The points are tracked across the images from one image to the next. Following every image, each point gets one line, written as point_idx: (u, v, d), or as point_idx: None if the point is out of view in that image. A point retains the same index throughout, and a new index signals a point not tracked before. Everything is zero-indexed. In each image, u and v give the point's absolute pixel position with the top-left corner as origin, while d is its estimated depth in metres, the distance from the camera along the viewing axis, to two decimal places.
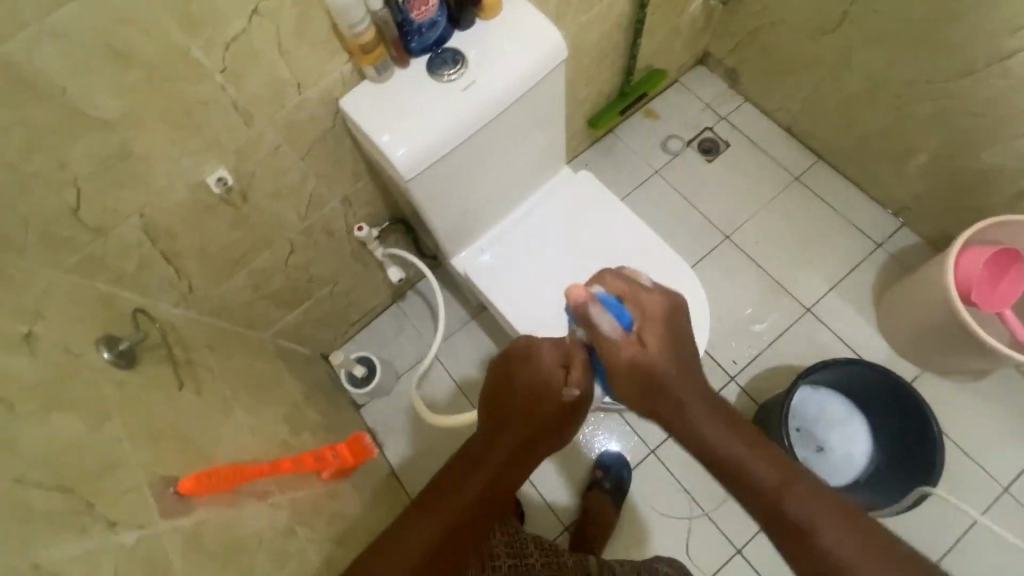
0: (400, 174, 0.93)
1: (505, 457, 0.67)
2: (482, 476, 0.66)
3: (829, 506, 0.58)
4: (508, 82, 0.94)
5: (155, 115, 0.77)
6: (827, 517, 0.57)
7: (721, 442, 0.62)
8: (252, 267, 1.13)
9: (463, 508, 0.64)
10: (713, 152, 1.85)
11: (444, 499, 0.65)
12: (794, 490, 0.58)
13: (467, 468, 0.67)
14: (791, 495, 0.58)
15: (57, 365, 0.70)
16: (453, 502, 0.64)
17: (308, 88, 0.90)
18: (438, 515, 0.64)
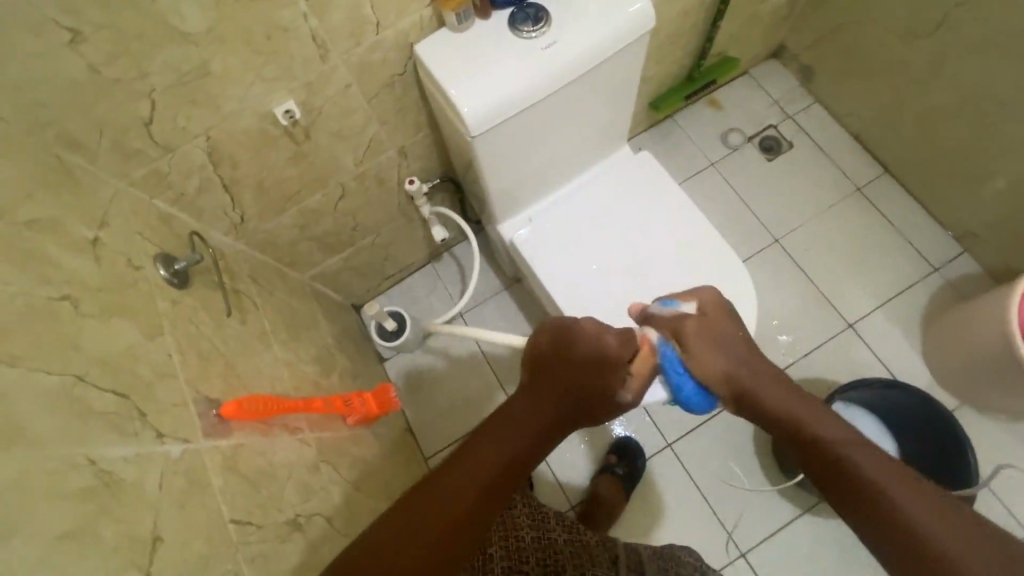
0: (466, 130, 0.91)
1: (527, 443, 0.67)
2: (502, 457, 0.65)
3: (897, 467, 0.61)
4: (589, 47, 0.91)
5: (236, 35, 0.76)
6: (896, 482, 0.60)
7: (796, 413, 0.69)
8: (303, 207, 1.13)
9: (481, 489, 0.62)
10: (774, 151, 1.78)
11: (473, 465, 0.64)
12: (858, 453, 0.63)
13: (485, 446, 0.65)
14: (857, 454, 0.63)
15: (118, 274, 0.71)
16: (473, 479, 0.62)
17: (386, 29, 0.88)
18: (454, 498, 0.61)
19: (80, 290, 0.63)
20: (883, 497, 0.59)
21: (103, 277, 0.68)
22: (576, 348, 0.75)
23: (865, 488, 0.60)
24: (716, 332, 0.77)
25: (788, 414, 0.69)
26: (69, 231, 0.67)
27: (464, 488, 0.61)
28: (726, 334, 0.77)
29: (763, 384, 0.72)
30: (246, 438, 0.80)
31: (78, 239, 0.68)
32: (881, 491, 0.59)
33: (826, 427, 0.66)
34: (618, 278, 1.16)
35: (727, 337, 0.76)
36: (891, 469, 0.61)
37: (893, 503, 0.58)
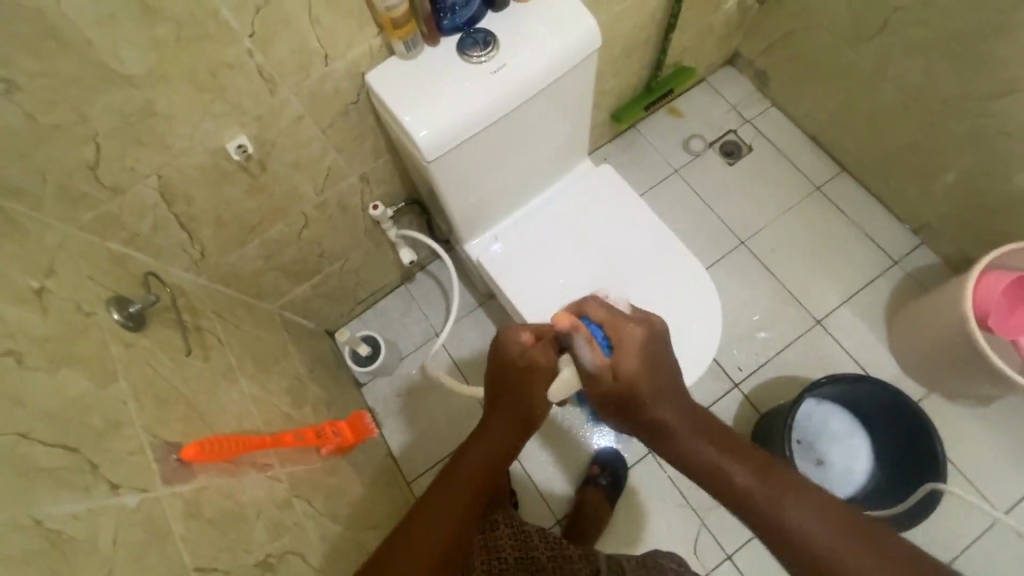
0: (421, 157, 0.92)
1: (483, 477, 0.74)
2: (466, 494, 0.72)
3: (813, 507, 0.64)
4: (540, 68, 0.92)
5: (180, 74, 0.74)
6: (809, 507, 0.64)
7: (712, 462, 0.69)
8: (265, 238, 1.12)
9: (446, 528, 0.69)
10: (736, 155, 1.82)
11: (439, 507, 0.71)
12: (781, 494, 0.65)
13: (444, 487, 0.73)
14: (773, 499, 0.65)
15: (67, 324, 0.70)
16: (438, 523, 0.69)
17: (335, 60, 0.88)
18: (425, 542, 0.68)
19: (25, 344, 0.62)
20: (794, 527, 0.63)
21: (47, 328, 0.66)
22: (501, 358, 0.77)
23: (778, 529, 0.64)
24: (654, 350, 0.73)
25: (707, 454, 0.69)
26: (12, 281, 0.66)
27: (432, 532, 0.68)
28: (662, 349, 0.74)
29: (679, 418, 0.70)
30: (210, 480, 0.78)
31: (22, 290, 0.66)
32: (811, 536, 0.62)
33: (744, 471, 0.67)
34: (584, 288, 1.18)
35: (661, 357, 0.73)
36: (809, 508, 0.64)
37: (805, 532, 0.63)
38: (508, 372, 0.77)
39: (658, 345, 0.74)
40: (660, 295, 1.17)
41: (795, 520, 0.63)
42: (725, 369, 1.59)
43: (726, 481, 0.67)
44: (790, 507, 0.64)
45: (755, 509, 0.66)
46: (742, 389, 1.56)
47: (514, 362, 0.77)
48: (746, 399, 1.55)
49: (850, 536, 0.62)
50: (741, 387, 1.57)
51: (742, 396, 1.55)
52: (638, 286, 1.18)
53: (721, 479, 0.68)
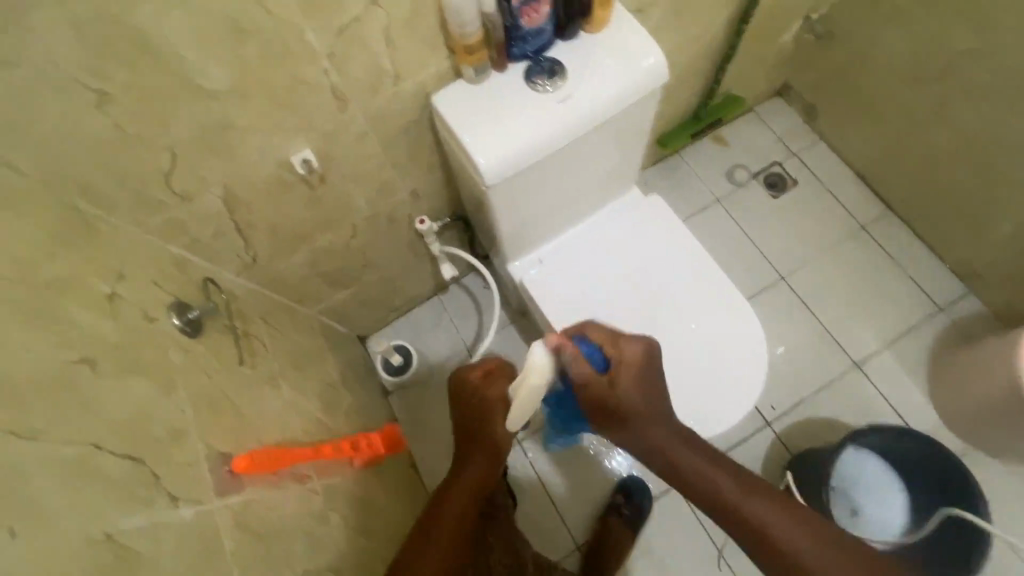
0: (480, 181, 0.92)
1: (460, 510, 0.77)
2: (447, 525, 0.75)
3: (780, 507, 0.75)
4: (607, 100, 0.91)
5: (258, 90, 0.74)
6: (776, 509, 0.74)
7: (696, 472, 0.75)
8: (314, 246, 1.13)
9: (434, 554, 0.72)
10: (779, 188, 1.80)
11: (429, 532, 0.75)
12: (763, 500, 0.74)
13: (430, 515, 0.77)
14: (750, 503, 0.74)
15: (134, 331, 0.71)
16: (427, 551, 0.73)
17: (404, 80, 0.88)
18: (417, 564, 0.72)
19: (98, 351, 0.63)
20: (766, 526, 0.73)
21: (116, 333, 0.67)
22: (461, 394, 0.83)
23: (752, 528, 0.73)
24: (649, 376, 0.78)
25: (700, 460, 0.76)
26: (91, 286, 0.67)
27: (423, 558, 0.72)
28: (656, 369, 0.79)
29: (659, 426, 0.77)
30: (256, 493, 0.78)
31: (96, 295, 0.67)
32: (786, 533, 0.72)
33: (725, 484, 0.75)
34: (626, 321, 1.17)
35: (654, 379, 0.78)
36: (778, 507, 0.75)
37: (774, 531, 0.73)
38: (465, 411, 0.82)
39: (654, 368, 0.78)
40: (704, 336, 1.15)
41: (768, 520, 0.73)
42: (757, 406, 1.56)
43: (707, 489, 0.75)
44: (762, 511, 0.74)
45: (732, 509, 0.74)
46: (774, 429, 1.53)
47: (468, 401, 0.82)
48: (777, 439, 1.52)
49: (807, 531, 0.73)
50: (772, 426, 1.54)
51: (773, 435, 1.53)
52: (681, 324, 1.16)
53: (702, 486, 0.75)
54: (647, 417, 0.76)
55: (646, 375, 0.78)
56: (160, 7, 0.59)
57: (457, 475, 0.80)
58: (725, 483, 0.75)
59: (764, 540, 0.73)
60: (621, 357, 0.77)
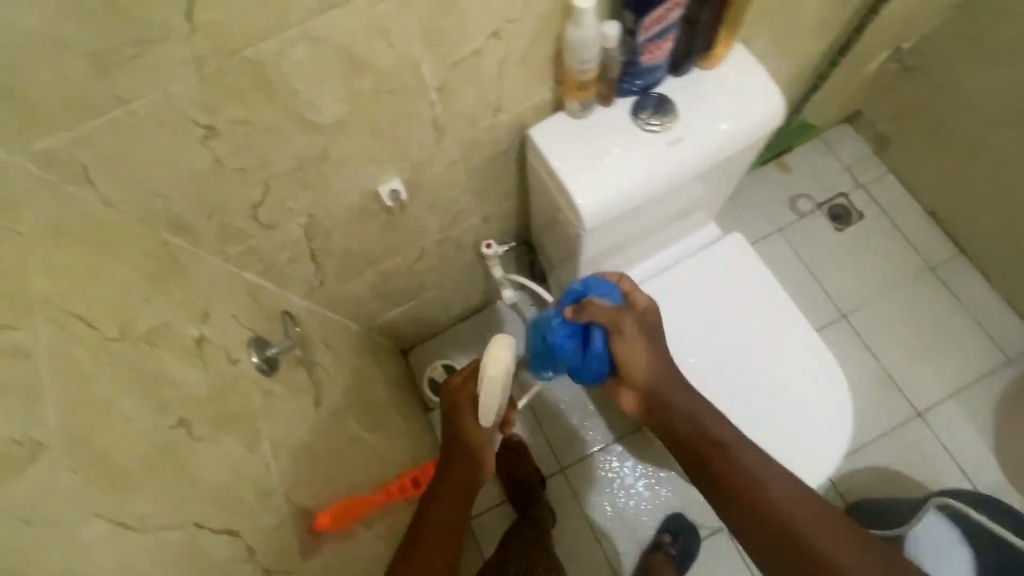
0: (577, 225, 0.85)
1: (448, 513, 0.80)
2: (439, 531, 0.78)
3: (777, 475, 0.75)
4: (720, 146, 0.84)
5: (362, 123, 0.69)
6: (774, 475, 0.75)
7: (696, 420, 0.79)
8: (381, 269, 1.08)
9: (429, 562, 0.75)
10: (844, 221, 1.72)
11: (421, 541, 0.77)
12: (755, 455, 0.76)
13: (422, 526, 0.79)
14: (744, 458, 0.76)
15: (220, 378, 0.66)
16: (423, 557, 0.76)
17: (504, 112, 0.82)
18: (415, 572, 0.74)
19: (191, 410, 0.58)
20: (761, 484, 0.74)
21: (205, 386, 0.63)
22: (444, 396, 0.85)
23: (745, 488, 0.74)
24: (649, 323, 0.80)
25: (700, 406, 0.79)
26: (180, 333, 0.62)
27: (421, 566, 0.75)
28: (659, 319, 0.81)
29: (667, 378, 0.80)
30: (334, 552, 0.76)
31: (185, 342, 0.63)
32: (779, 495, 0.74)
33: (722, 434, 0.78)
34: (709, 374, 1.10)
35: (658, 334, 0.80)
36: (772, 472, 0.75)
37: (770, 493, 0.73)
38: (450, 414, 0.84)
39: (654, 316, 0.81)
40: (789, 392, 1.10)
41: (761, 477, 0.75)
42: None
43: (705, 441, 0.78)
44: (755, 466, 0.76)
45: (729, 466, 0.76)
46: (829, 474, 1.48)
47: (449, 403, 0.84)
48: (831, 485, 1.47)
49: (802, 499, 0.73)
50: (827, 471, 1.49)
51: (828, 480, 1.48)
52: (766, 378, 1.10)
53: (701, 438, 0.78)
54: (657, 367, 0.79)
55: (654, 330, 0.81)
56: (283, 43, 0.53)
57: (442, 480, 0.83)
58: (722, 433, 0.79)
59: (755, 503, 0.74)
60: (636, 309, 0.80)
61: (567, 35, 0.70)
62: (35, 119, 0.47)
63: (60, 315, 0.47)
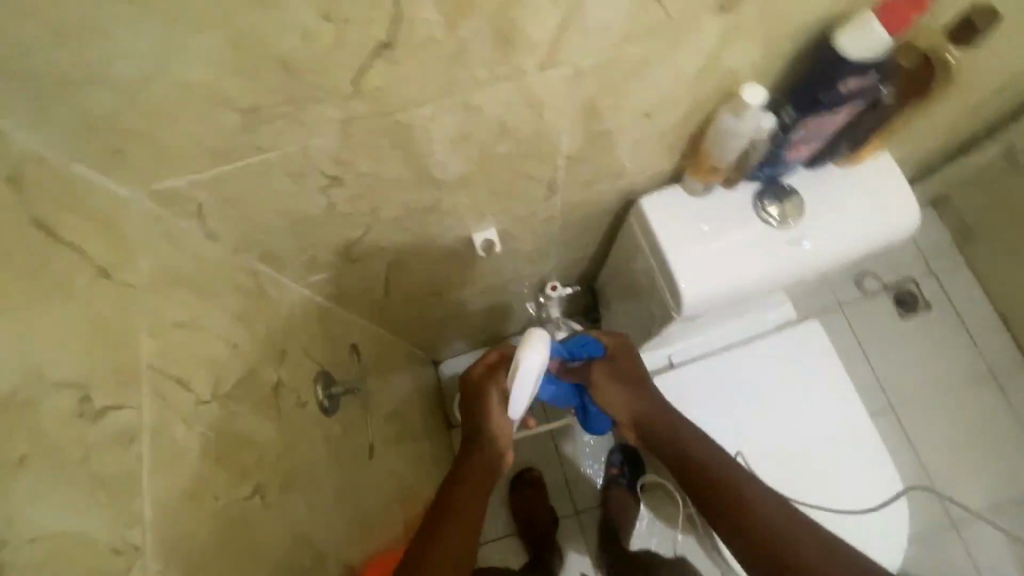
0: (673, 307, 0.80)
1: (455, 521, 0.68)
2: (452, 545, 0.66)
3: (801, 526, 0.62)
4: (842, 251, 0.78)
5: (482, 180, 0.63)
6: (799, 527, 0.62)
7: (704, 453, 0.70)
8: (444, 298, 1.02)
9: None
10: (909, 309, 1.50)
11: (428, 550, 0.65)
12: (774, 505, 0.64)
13: (425, 537, 0.66)
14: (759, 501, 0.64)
15: (290, 426, 0.63)
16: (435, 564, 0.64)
17: (621, 177, 0.76)
18: None
19: (265, 473, 0.54)
20: (784, 537, 0.61)
21: (278, 440, 0.59)
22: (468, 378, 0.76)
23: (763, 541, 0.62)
24: (630, 365, 0.75)
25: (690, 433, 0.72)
26: (260, 381, 0.58)
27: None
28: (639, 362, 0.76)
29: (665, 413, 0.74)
30: None
31: (265, 391, 0.59)
32: (756, 492, 0.65)
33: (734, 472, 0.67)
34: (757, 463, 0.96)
35: (640, 374, 0.76)
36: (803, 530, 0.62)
37: (795, 544, 0.61)
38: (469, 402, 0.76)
39: (635, 358, 0.75)
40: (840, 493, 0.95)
41: (785, 529, 0.62)
42: None
43: (714, 476, 0.68)
44: (775, 517, 0.63)
45: (748, 513, 0.64)
46: None
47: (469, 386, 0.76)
48: None
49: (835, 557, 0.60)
50: None
51: None
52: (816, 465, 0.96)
53: (707, 472, 0.68)
54: (649, 400, 0.74)
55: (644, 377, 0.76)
56: (436, 110, 0.48)
57: (454, 481, 0.72)
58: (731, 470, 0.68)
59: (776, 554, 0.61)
60: (615, 354, 0.75)
61: (717, 122, 0.64)
62: (167, 162, 0.43)
63: (164, 383, 0.43)
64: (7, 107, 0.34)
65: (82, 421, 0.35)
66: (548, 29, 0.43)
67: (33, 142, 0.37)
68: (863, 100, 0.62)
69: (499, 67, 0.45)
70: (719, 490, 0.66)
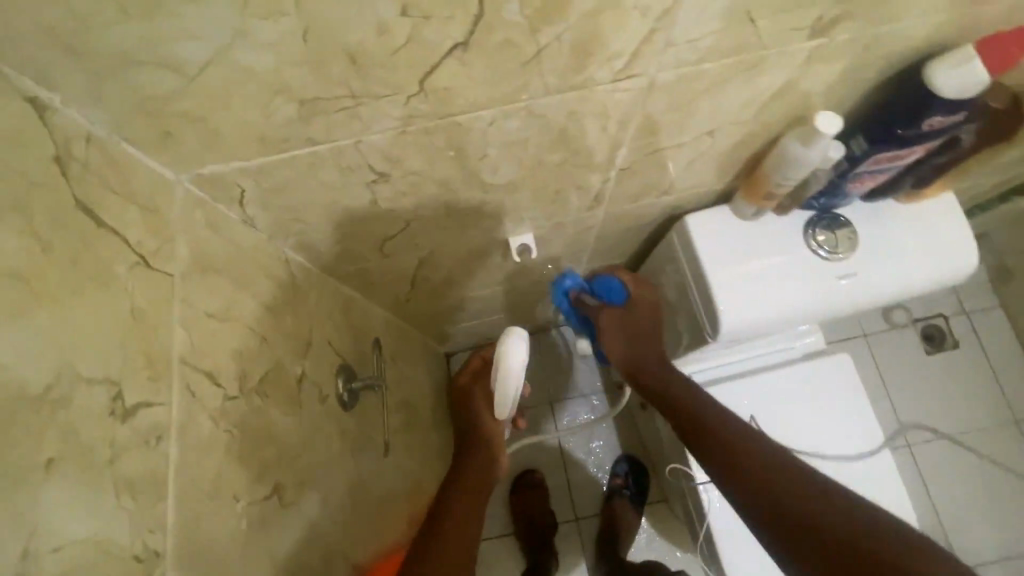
0: (709, 332, 0.77)
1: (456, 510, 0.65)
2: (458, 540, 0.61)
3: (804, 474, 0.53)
4: (892, 290, 0.75)
5: (531, 186, 0.60)
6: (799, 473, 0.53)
7: (700, 407, 0.65)
8: (469, 296, 1.00)
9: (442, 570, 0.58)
10: (936, 345, 1.45)
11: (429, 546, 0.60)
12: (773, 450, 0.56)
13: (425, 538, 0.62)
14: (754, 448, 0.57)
15: (312, 421, 0.61)
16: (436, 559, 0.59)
17: (670, 193, 0.73)
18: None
19: (284, 471, 0.53)
20: (779, 480, 0.52)
21: (299, 436, 0.57)
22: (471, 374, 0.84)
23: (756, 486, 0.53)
24: (649, 316, 0.74)
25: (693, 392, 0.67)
26: (286, 374, 0.57)
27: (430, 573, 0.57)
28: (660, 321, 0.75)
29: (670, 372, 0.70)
30: None
31: (289, 385, 0.57)
32: (750, 441, 0.58)
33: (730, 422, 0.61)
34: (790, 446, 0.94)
35: (655, 331, 0.74)
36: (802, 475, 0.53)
37: (790, 489, 0.51)
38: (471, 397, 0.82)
39: (658, 310, 0.74)
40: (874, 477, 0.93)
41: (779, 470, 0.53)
42: None
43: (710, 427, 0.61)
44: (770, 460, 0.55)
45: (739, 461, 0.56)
46: None
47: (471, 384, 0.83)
48: None
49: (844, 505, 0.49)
50: None
51: None
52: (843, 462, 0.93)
53: (702, 424, 0.62)
54: (654, 355, 0.72)
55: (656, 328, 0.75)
56: (499, 115, 0.45)
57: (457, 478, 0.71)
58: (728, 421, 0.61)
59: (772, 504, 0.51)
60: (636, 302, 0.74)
61: (782, 147, 0.60)
62: (215, 147, 0.41)
63: (195, 378, 0.41)
64: (59, 81, 0.32)
65: (112, 419, 0.33)
66: (632, 40, 0.40)
67: (81, 118, 0.35)
68: (940, 139, 0.58)
69: (573, 76, 0.42)
70: (711, 441, 0.60)
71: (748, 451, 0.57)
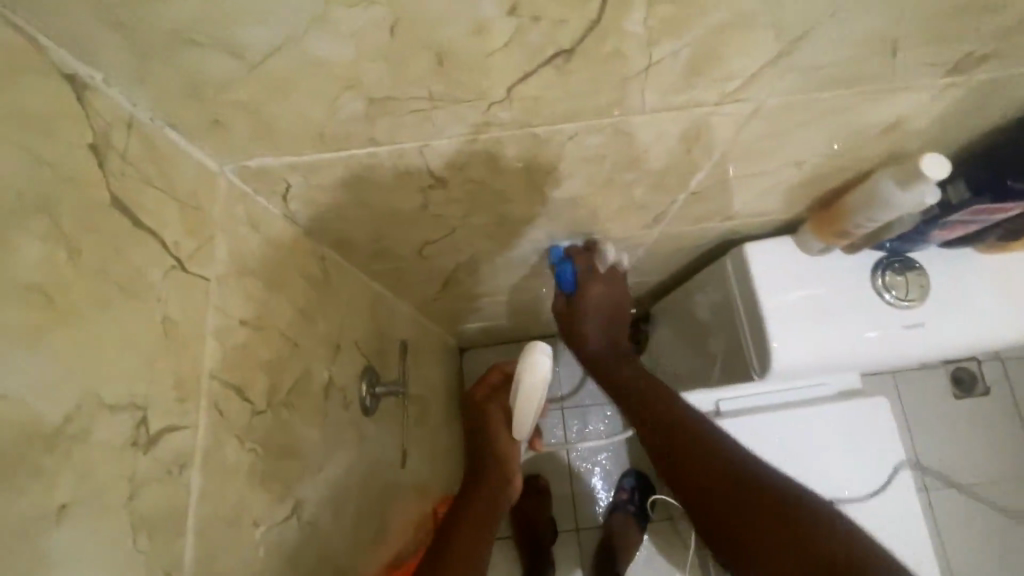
0: (756, 369, 0.72)
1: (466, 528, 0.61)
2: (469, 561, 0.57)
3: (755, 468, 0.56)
4: (958, 345, 0.69)
5: (592, 202, 0.55)
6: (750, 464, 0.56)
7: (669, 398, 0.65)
8: (496, 300, 0.95)
9: None
10: (965, 390, 1.28)
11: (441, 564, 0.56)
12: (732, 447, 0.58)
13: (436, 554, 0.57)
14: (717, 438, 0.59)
15: (335, 431, 0.57)
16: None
17: (732, 218, 0.68)
18: None
19: (304, 488, 0.49)
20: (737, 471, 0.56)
21: (321, 449, 0.53)
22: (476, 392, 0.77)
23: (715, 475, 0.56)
24: (604, 308, 0.69)
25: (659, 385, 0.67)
26: (313, 382, 0.52)
27: None
28: (622, 308, 0.70)
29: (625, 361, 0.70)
30: None
31: (316, 394, 0.53)
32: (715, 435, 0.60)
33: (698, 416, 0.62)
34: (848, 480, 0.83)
35: (614, 321, 0.70)
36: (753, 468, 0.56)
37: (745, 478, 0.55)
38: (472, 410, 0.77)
39: (616, 299, 0.69)
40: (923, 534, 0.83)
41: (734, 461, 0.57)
42: None
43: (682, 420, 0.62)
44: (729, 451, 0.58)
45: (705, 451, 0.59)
46: None
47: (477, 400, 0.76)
48: None
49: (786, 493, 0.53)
50: None
51: None
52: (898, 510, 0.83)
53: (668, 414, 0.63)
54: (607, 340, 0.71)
55: (620, 298, 0.69)
56: (582, 129, 0.40)
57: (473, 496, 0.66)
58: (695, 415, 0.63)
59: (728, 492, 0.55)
60: (584, 301, 0.68)
61: (872, 182, 0.55)
62: (266, 140, 0.36)
63: (224, 395, 0.37)
64: (105, 60, 0.28)
65: (136, 448, 0.29)
66: (754, 63, 0.35)
67: (124, 102, 0.31)
68: None
69: (675, 95, 0.37)
70: (683, 432, 0.61)
71: (710, 446, 0.59)
